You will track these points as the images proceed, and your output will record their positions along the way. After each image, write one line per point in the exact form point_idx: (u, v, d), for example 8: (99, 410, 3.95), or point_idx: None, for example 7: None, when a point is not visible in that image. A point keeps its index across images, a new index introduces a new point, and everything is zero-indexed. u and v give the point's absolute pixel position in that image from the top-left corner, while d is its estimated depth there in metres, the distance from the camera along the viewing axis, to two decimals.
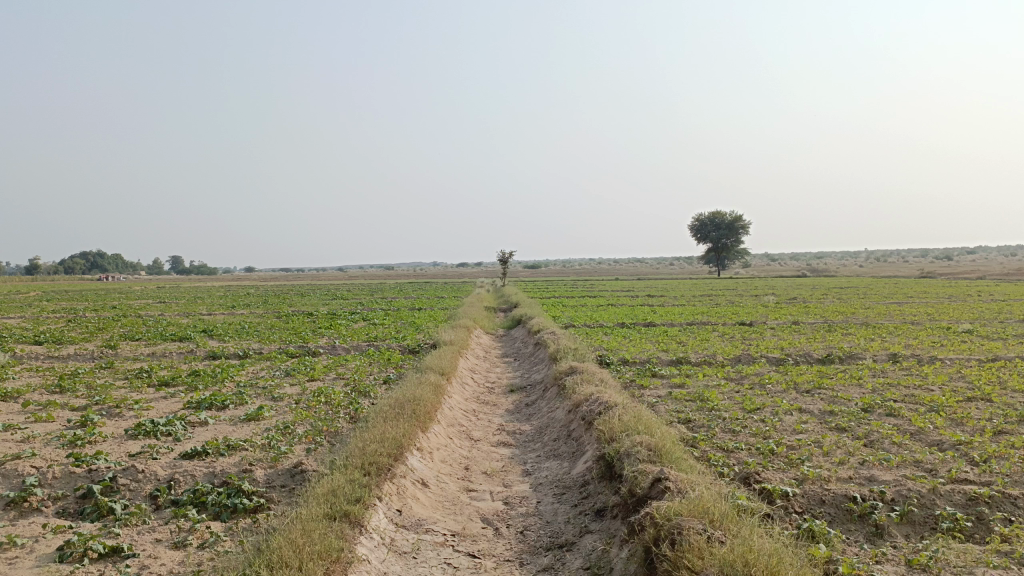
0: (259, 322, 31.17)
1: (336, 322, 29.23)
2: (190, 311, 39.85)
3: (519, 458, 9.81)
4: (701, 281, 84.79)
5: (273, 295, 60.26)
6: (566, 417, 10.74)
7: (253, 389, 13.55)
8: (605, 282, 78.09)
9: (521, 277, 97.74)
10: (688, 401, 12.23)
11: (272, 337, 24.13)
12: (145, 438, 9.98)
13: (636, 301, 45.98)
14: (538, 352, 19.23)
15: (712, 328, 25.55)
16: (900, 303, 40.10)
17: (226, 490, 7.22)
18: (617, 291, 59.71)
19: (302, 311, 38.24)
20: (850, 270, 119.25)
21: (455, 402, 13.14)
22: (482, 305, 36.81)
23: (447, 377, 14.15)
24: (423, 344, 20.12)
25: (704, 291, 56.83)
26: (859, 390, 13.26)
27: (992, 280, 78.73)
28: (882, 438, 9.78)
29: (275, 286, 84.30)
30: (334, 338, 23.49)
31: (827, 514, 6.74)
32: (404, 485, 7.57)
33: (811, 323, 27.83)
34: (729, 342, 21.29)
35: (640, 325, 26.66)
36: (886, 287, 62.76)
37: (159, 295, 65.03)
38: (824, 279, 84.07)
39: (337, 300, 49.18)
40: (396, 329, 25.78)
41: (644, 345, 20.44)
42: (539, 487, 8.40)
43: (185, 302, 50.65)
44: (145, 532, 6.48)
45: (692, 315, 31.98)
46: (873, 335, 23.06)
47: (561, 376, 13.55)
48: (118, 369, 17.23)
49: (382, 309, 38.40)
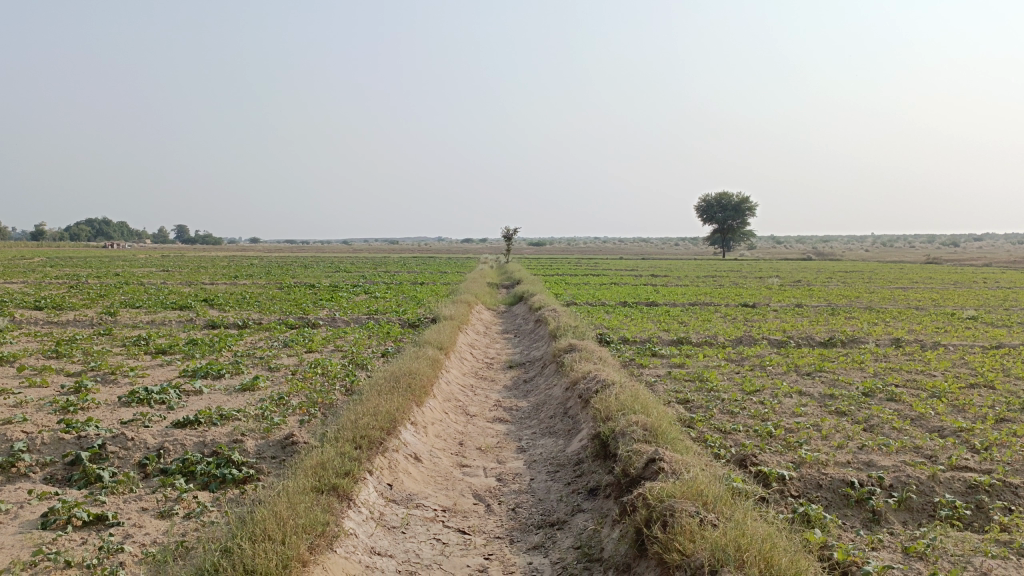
0: (261, 292, 31.12)
1: (338, 294, 29.18)
2: (193, 280, 39.86)
3: (514, 435, 9.72)
4: (706, 262, 84.56)
5: (277, 266, 60.24)
6: (563, 395, 10.63)
7: (250, 359, 13.47)
8: (609, 261, 77.83)
9: (525, 254, 97.60)
10: (687, 381, 12.11)
11: (273, 307, 24.06)
12: (138, 406, 9.91)
13: (640, 280, 45.79)
14: (538, 329, 19.13)
15: (715, 308, 25.41)
16: (905, 288, 39.88)
17: (216, 460, 7.13)
18: (621, 270, 59.46)
19: (305, 282, 38.22)
20: (855, 254, 118.76)
21: (453, 376, 13.05)
22: (484, 280, 36.69)
23: (445, 351, 14.05)
24: (423, 318, 20.02)
25: (709, 272, 56.54)
26: (860, 374, 13.13)
27: (999, 267, 78.24)
28: (882, 422, 9.66)
29: (279, 257, 84.38)
30: (334, 309, 23.41)
31: (823, 499, 6.64)
32: (395, 459, 7.48)
33: (814, 306, 27.66)
34: (730, 323, 21.15)
35: (642, 304, 26.54)
36: (892, 272, 62.45)
37: (164, 264, 65.00)
38: (828, 263, 83.85)
39: (339, 273, 49.05)
40: (397, 302, 25.70)
41: (645, 324, 20.31)
42: (533, 464, 8.31)
43: (188, 271, 50.58)
44: (132, 501, 6.41)
45: (695, 295, 31.80)
46: (877, 319, 22.89)
47: (560, 354, 13.45)
48: (116, 336, 17.17)
49: (384, 282, 38.34)
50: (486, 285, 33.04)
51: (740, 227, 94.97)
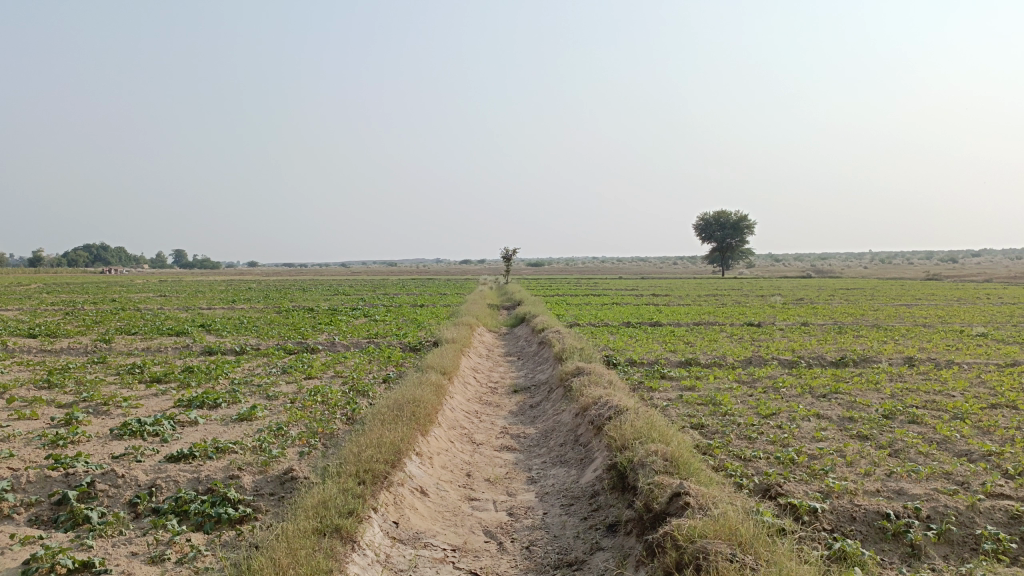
0: (259, 317, 30.65)
1: (337, 318, 28.77)
2: (191, 306, 39.43)
3: (524, 465, 9.30)
4: (706, 280, 84.28)
5: (276, 289, 59.85)
6: (573, 421, 10.23)
7: (247, 387, 13.05)
8: (609, 282, 77.47)
9: (524, 275, 97.40)
10: (700, 405, 11.71)
11: (271, 332, 23.65)
12: (131, 438, 9.50)
13: (641, 299, 45.43)
14: (542, 351, 18.73)
15: (720, 328, 25.03)
16: (910, 305, 39.50)
17: (210, 499, 6.73)
18: (622, 289, 59.09)
19: (303, 306, 37.81)
20: (855, 271, 118.46)
21: (457, 402, 12.64)
22: (485, 302, 36.29)
23: (448, 376, 13.65)
24: (424, 341, 19.63)
25: (710, 291, 56.22)
26: (877, 395, 12.72)
27: (1000, 282, 77.89)
28: (907, 447, 9.26)
29: (277, 281, 83.96)
30: (334, 334, 23.00)
31: (858, 533, 6.23)
32: (400, 494, 7.07)
33: (820, 324, 27.28)
34: (737, 343, 20.74)
35: (646, 325, 26.16)
36: (894, 288, 62.09)
37: (161, 289, 64.54)
38: (828, 280, 83.67)
39: (338, 296, 48.70)
40: (398, 325, 25.30)
41: (651, 345, 19.92)
42: (546, 497, 7.90)
43: (186, 296, 50.09)
44: (121, 545, 6.00)
45: (698, 314, 31.41)
46: (885, 338, 22.50)
47: (567, 377, 13.05)
48: (111, 364, 16.75)
49: (384, 305, 37.94)
50: (487, 307, 32.64)
51: (738, 245, 94.79)
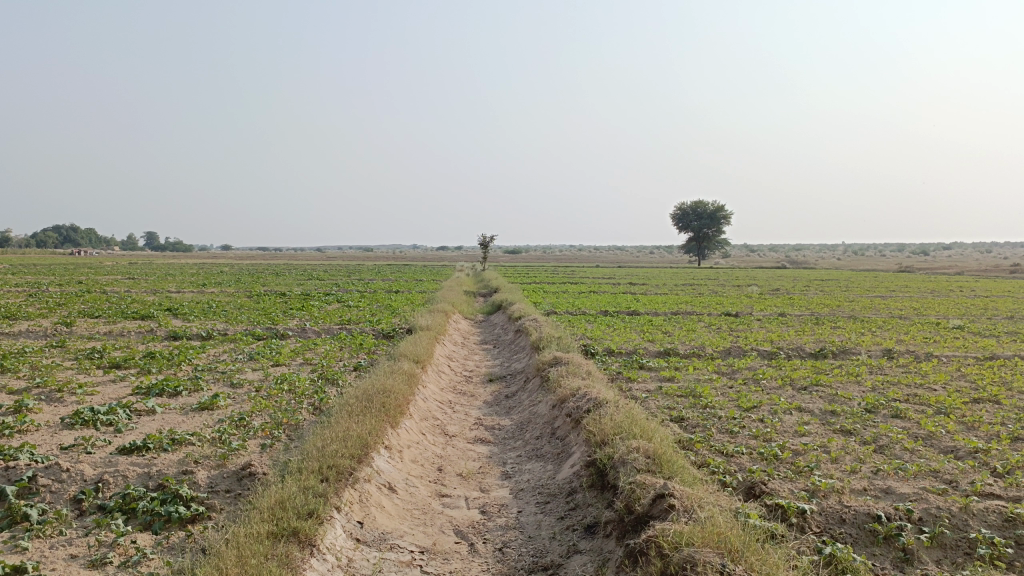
0: (229, 301, 29.94)
1: (310, 303, 28.18)
2: (160, 289, 38.52)
3: (498, 459, 8.91)
4: (683, 270, 84.46)
5: (249, 273, 58.86)
6: (550, 413, 9.86)
7: (211, 375, 12.53)
8: (586, 270, 77.26)
9: (501, 262, 97.00)
10: (680, 397, 11.38)
11: (240, 317, 23.03)
12: (82, 428, 8.97)
13: (618, 288, 45.21)
14: (519, 340, 18.36)
15: (698, 318, 24.80)
16: (884, 297, 39.74)
17: (161, 497, 6.26)
18: (600, 278, 58.86)
19: (275, 291, 37.13)
20: (829, 262, 119.42)
21: (430, 392, 12.23)
22: (461, 288, 35.80)
23: (421, 365, 13.22)
24: (398, 328, 19.15)
25: (687, 281, 56.12)
26: (859, 388, 12.49)
27: (972, 276, 78.76)
28: (892, 443, 9.00)
29: (250, 264, 82.93)
30: (305, 319, 22.45)
31: (848, 536, 5.92)
32: (366, 492, 6.65)
33: (797, 315, 27.14)
34: (715, 333, 20.49)
35: (623, 314, 25.89)
36: (869, 280, 62.48)
37: (131, 272, 63.16)
38: (803, 271, 84.35)
39: (312, 281, 47.91)
40: (372, 312, 24.78)
41: (629, 334, 19.61)
42: (520, 493, 7.52)
43: (156, 279, 49.02)
44: (59, 546, 5.52)
45: (676, 304, 31.17)
46: (863, 329, 22.38)
47: (544, 367, 12.66)
48: (70, 348, 16.08)
49: (358, 290, 37.35)
50: (463, 294, 32.17)
51: (715, 235, 95.01)
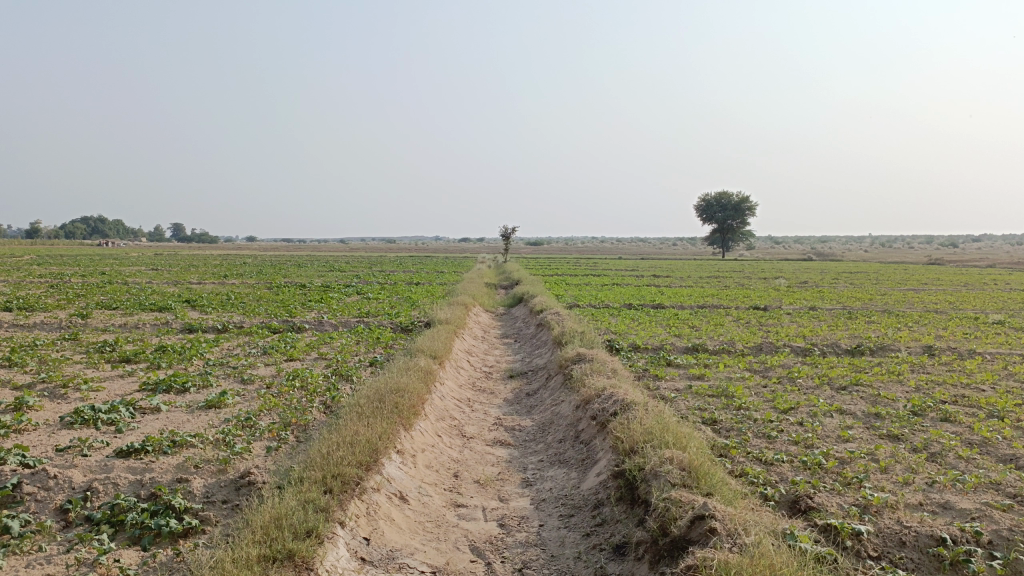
0: (248, 292, 29.61)
1: (329, 295, 27.77)
2: (180, 280, 38.28)
3: (519, 464, 8.33)
4: (707, 262, 83.34)
5: (271, 264, 58.69)
6: (574, 415, 9.27)
7: (221, 371, 12.06)
8: (609, 261, 76.47)
9: (523, 254, 96.35)
10: (711, 397, 10.75)
11: (258, 309, 22.63)
12: (81, 428, 8.52)
13: (642, 280, 44.49)
14: (540, 334, 17.79)
15: (725, 312, 24.07)
16: (917, 290, 38.68)
17: (151, 508, 5.76)
18: (623, 270, 58.13)
19: (295, 282, 36.82)
20: (857, 255, 117.57)
21: (448, 389, 11.69)
22: (482, 280, 35.27)
23: (439, 361, 12.68)
24: (417, 322, 18.61)
25: (712, 273, 55.13)
26: (902, 389, 11.77)
27: (1005, 269, 76.87)
28: (945, 451, 8.30)
29: (272, 255, 83.01)
30: (323, 312, 21.99)
31: (910, 562, 5.29)
32: (374, 504, 6.11)
33: (828, 308, 26.29)
34: (744, 328, 19.77)
35: (648, 307, 25.21)
36: (900, 273, 61.09)
37: (155, 262, 63.29)
38: (830, 263, 82.98)
39: (332, 272, 47.49)
40: (391, 304, 24.30)
41: (655, 329, 18.94)
42: (542, 504, 6.94)
43: (177, 271, 48.86)
44: (37, 565, 5.02)
45: (702, 297, 30.41)
46: (898, 324, 21.53)
47: (568, 363, 12.05)
48: (82, 341, 15.71)
49: (378, 282, 36.94)
50: (483, 286, 31.62)
51: (740, 227, 93.67)
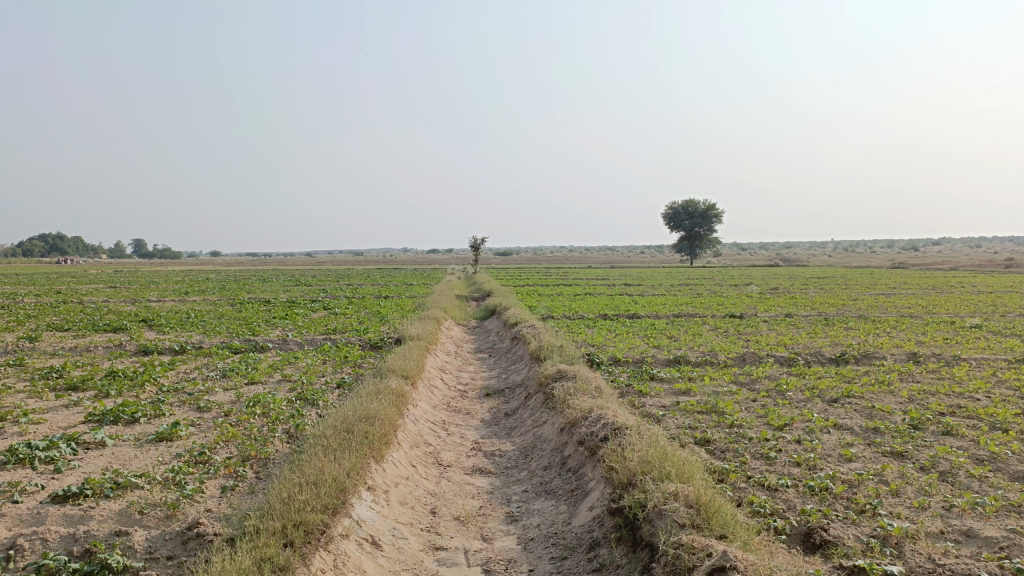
0: (209, 310, 28.54)
1: (295, 311, 26.84)
2: (140, 298, 36.97)
3: (501, 496, 7.66)
4: (677, 270, 83.46)
5: (235, 280, 57.24)
6: (559, 439, 8.63)
7: (176, 398, 11.21)
8: (579, 270, 76.10)
9: (492, 265, 95.80)
10: (701, 414, 10.16)
11: (219, 327, 21.66)
12: (14, 468, 7.67)
13: (613, 290, 44.09)
14: (516, 348, 17.13)
15: (702, 321, 23.62)
16: (888, 295, 38.75)
17: (83, 569, 4.98)
18: (593, 279, 57.70)
19: (260, 298, 35.74)
20: (822, 260, 118.86)
21: (421, 412, 10.98)
22: (452, 292, 34.49)
23: (411, 381, 11.96)
24: (386, 338, 17.83)
25: (683, 282, 54.92)
26: (895, 400, 11.29)
27: (968, 271, 77.97)
28: (956, 470, 7.79)
29: (236, 271, 81.39)
30: (288, 329, 21.09)
31: None
32: (343, 554, 5.40)
33: (805, 315, 25.97)
34: (723, 338, 19.30)
35: (624, 317, 24.69)
36: (867, 277, 61.51)
37: (114, 280, 61.41)
38: (798, 269, 83.68)
39: (299, 286, 46.40)
40: (359, 319, 23.48)
41: (634, 340, 18.38)
42: (530, 544, 6.28)
43: (137, 288, 47.39)
44: None
45: (676, 306, 29.96)
46: (877, 330, 21.22)
47: (548, 381, 11.40)
48: (27, 367, 14.68)
49: (346, 296, 36.02)
50: (454, 299, 30.85)
51: (708, 234, 94.04)
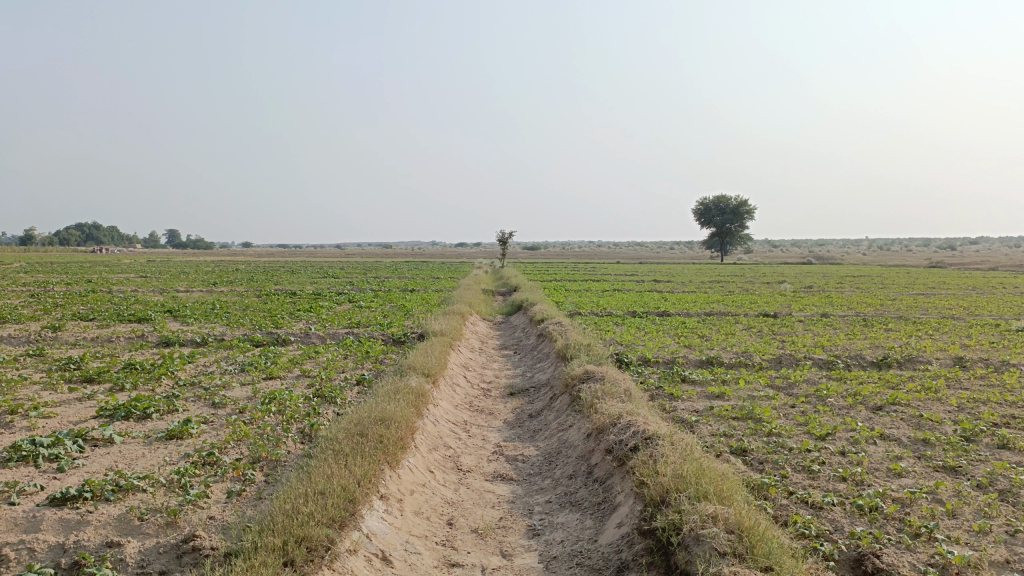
0: (235, 301, 28.42)
1: (319, 304, 26.59)
2: (168, 288, 37.03)
3: (523, 506, 7.20)
4: (707, 267, 82.28)
5: (263, 272, 57.29)
6: (585, 446, 8.14)
7: (192, 393, 10.90)
8: (607, 266, 75.33)
9: (520, 259, 95.37)
10: (736, 421, 9.61)
11: (243, 319, 21.43)
12: (17, 466, 7.36)
13: (642, 286, 43.39)
14: (542, 346, 16.66)
15: (734, 320, 22.94)
16: (927, 295, 37.61)
17: None
18: (623, 275, 56.93)
19: (286, 290, 35.62)
20: (856, 258, 116.69)
21: (442, 412, 10.55)
22: (478, 287, 34.07)
23: (432, 379, 11.53)
24: (409, 334, 17.45)
25: (715, 278, 53.95)
26: (944, 410, 10.63)
27: (1008, 272, 75.91)
28: (1018, 488, 7.18)
29: (265, 262, 81.80)
30: (311, 322, 20.80)
31: None
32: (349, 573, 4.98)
33: (841, 315, 25.15)
34: (757, 338, 18.64)
35: (654, 315, 24.09)
36: (904, 277, 59.96)
37: (145, 270, 61.82)
38: (831, 266, 82.09)
39: (326, 279, 46.22)
40: (384, 313, 23.13)
41: (664, 340, 17.79)
42: (552, 562, 5.82)
43: (166, 278, 47.54)
44: None
45: (707, 304, 29.24)
46: (918, 332, 20.39)
47: (575, 382, 10.90)
48: (46, 357, 14.49)
49: (372, 289, 35.78)
50: (480, 293, 30.40)
51: (739, 230, 92.63)
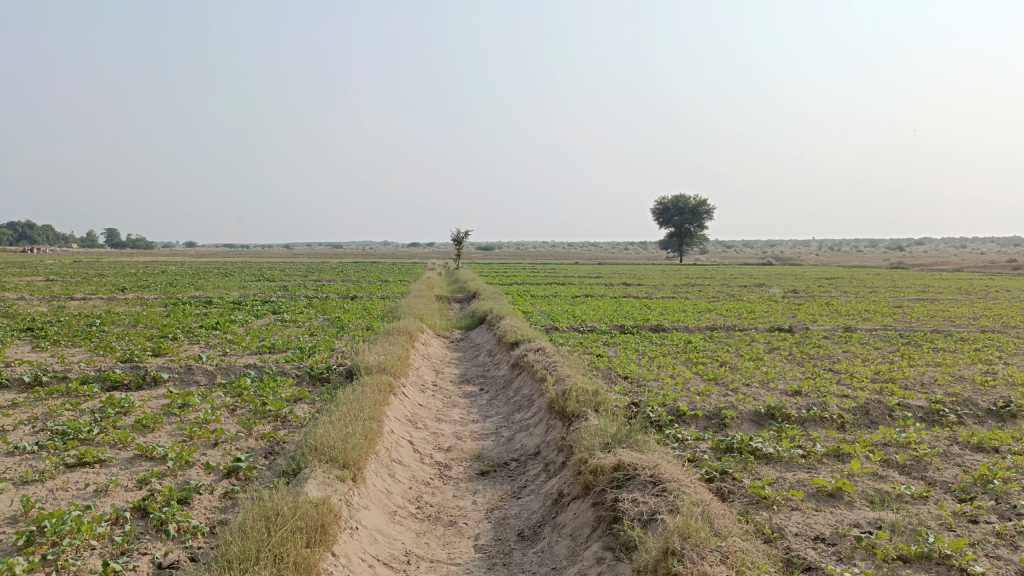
0: (130, 313, 22.90)
1: (232, 317, 21.36)
2: (63, 296, 31.10)
3: None
4: (669, 268, 78.35)
5: (191, 275, 51.09)
6: None
7: None
8: (568, 268, 70.80)
9: (474, 261, 90.46)
10: None
11: (119, 342, 16.17)
12: None
13: (615, 291, 39.04)
14: (521, 384, 11.97)
15: (750, 338, 18.54)
16: (929, 300, 33.99)
17: None
18: (586, 278, 52.69)
19: (203, 298, 30.13)
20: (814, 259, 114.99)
21: (364, 550, 5.75)
22: (430, 293, 29.21)
23: (350, 473, 6.73)
24: (335, 368, 12.55)
25: (686, 281, 49.97)
26: None
27: (976, 272, 74.03)
28: None
29: (200, 263, 75.47)
30: (210, 346, 15.69)
31: None
32: None
33: (870, 330, 20.98)
34: (797, 367, 14.24)
35: (647, 331, 19.63)
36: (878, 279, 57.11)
37: (61, 273, 54.68)
38: (797, 268, 78.99)
39: (259, 284, 40.83)
40: (311, 332, 18.09)
41: (680, 371, 13.25)
42: None
43: (74, 282, 41.18)
44: None
45: (701, 315, 24.94)
46: (986, 355, 16.21)
47: (601, 483, 6.19)
48: None
49: (307, 297, 30.65)
50: (433, 302, 25.53)
51: (699, 232, 89.55)
